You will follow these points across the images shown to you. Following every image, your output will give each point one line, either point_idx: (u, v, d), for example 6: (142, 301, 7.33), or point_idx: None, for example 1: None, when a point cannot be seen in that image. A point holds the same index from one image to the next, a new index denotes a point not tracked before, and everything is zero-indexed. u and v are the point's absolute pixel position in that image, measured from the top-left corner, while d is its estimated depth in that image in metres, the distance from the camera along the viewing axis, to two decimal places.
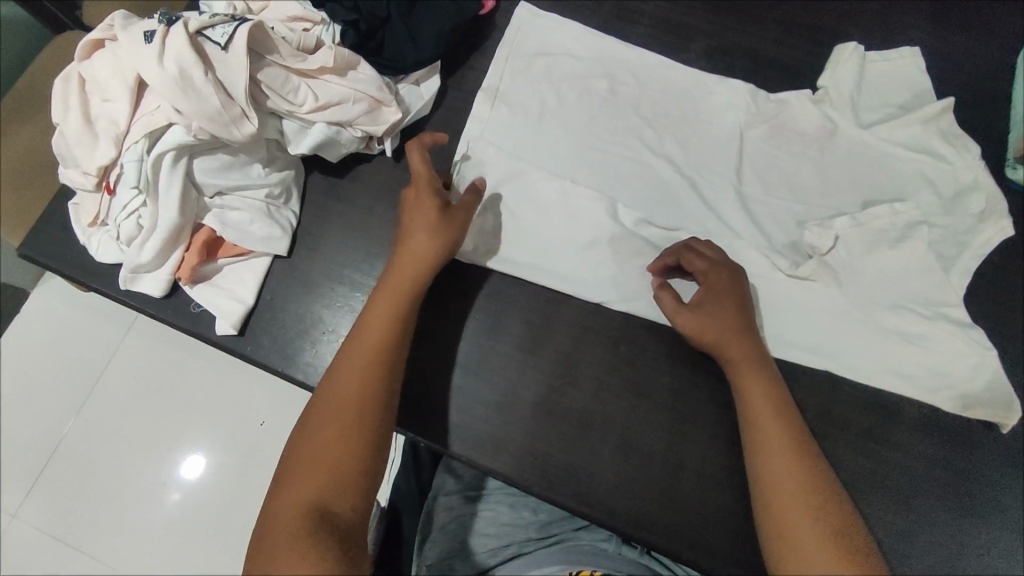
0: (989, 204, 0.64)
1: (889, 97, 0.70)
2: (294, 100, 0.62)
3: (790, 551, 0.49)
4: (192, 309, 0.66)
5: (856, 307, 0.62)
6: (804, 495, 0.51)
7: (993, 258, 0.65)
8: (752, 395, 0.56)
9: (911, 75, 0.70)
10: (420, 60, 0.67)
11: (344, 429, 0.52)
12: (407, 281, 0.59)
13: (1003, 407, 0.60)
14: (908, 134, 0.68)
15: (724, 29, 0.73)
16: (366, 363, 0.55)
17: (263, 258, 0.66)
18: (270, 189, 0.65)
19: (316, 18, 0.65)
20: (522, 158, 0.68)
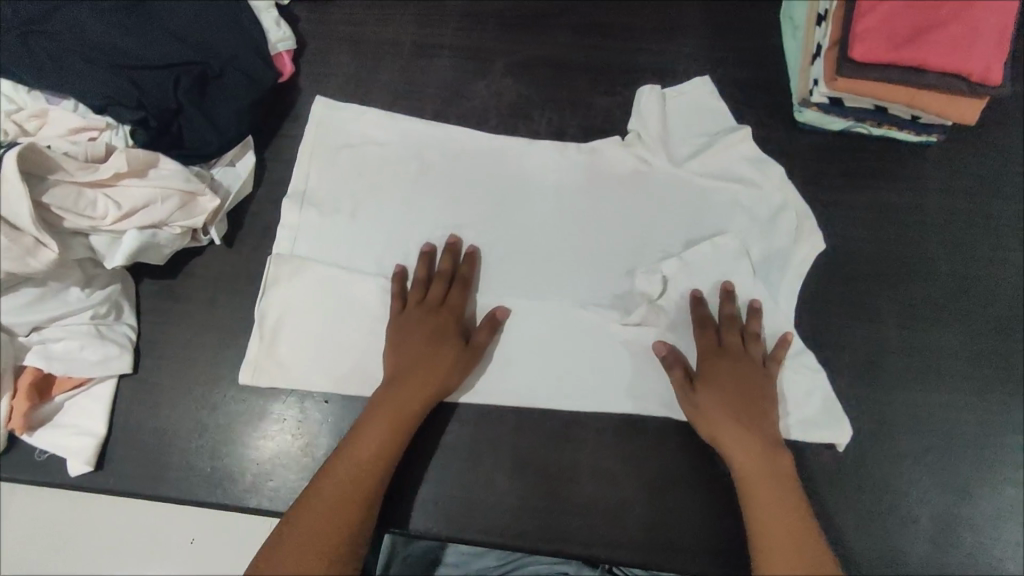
0: (800, 219, 0.68)
1: (693, 126, 0.71)
2: (94, 214, 0.59)
3: (766, 549, 0.56)
4: (37, 457, 0.61)
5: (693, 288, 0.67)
6: (772, 493, 0.57)
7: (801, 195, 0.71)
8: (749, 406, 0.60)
9: (710, 104, 0.72)
10: (227, 142, 0.66)
11: (332, 536, 0.55)
12: (415, 401, 0.60)
13: (835, 427, 0.63)
14: (709, 121, 0.72)
15: (520, 44, 0.77)
16: (377, 473, 0.58)
17: (105, 382, 0.62)
18: (94, 309, 0.61)
19: (100, 124, 0.62)
20: (344, 260, 0.66)
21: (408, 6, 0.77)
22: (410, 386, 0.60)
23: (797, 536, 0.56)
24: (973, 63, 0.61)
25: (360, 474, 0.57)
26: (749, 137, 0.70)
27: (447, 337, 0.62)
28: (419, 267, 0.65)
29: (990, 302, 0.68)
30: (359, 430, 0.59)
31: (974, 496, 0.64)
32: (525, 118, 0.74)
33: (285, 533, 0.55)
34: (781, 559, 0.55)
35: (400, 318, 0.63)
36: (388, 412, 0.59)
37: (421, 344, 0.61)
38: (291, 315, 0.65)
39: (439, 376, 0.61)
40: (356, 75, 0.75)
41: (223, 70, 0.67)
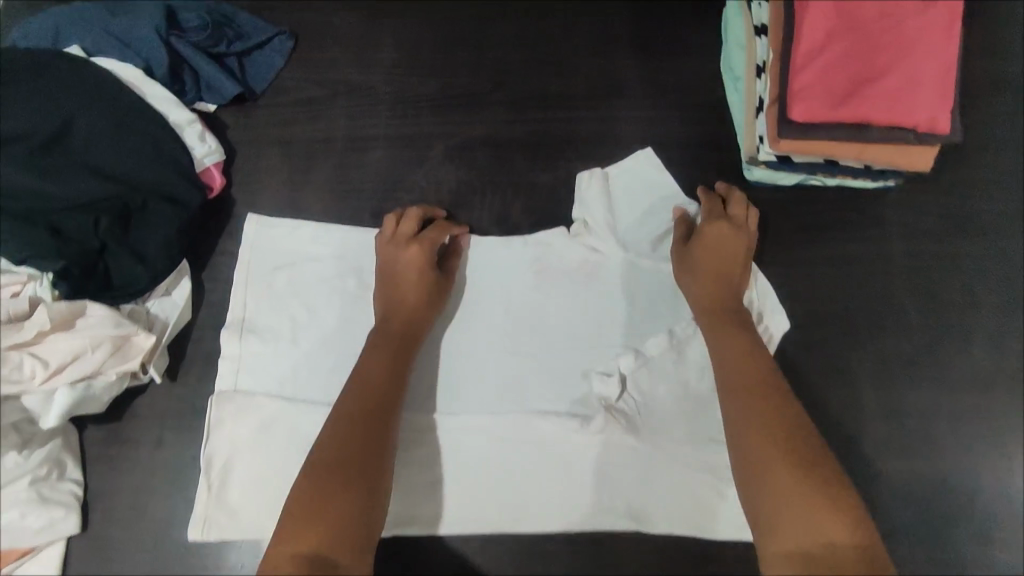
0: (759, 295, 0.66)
1: (639, 204, 0.70)
2: (22, 376, 0.57)
3: (738, 443, 0.55)
4: None
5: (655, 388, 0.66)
6: (768, 402, 0.56)
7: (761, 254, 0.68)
8: (711, 298, 0.63)
9: (652, 177, 0.71)
10: (157, 275, 0.64)
11: (348, 479, 0.53)
12: (398, 328, 0.63)
13: None
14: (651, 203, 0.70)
15: (456, 125, 0.74)
16: (371, 401, 0.58)
17: (53, 545, 0.59)
18: (34, 472, 0.58)
19: (22, 277, 0.60)
20: (288, 395, 0.64)
21: (338, 100, 0.75)
22: (397, 318, 0.63)
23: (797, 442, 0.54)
24: (916, 114, 0.58)
25: (351, 420, 0.56)
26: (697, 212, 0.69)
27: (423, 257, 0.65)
28: (391, 216, 0.67)
29: (967, 349, 0.65)
30: (362, 369, 0.60)
31: (963, 560, 0.61)
32: (468, 204, 0.71)
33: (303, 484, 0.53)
34: (754, 453, 0.54)
35: (383, 264, 0.65)
36: (381, 340, 0.62)
37: (409, 279, 0.64)
38: (235, 462, 0.62)
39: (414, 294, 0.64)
40: (290, 178, 0.73)
41: (146, 201, 0.65)
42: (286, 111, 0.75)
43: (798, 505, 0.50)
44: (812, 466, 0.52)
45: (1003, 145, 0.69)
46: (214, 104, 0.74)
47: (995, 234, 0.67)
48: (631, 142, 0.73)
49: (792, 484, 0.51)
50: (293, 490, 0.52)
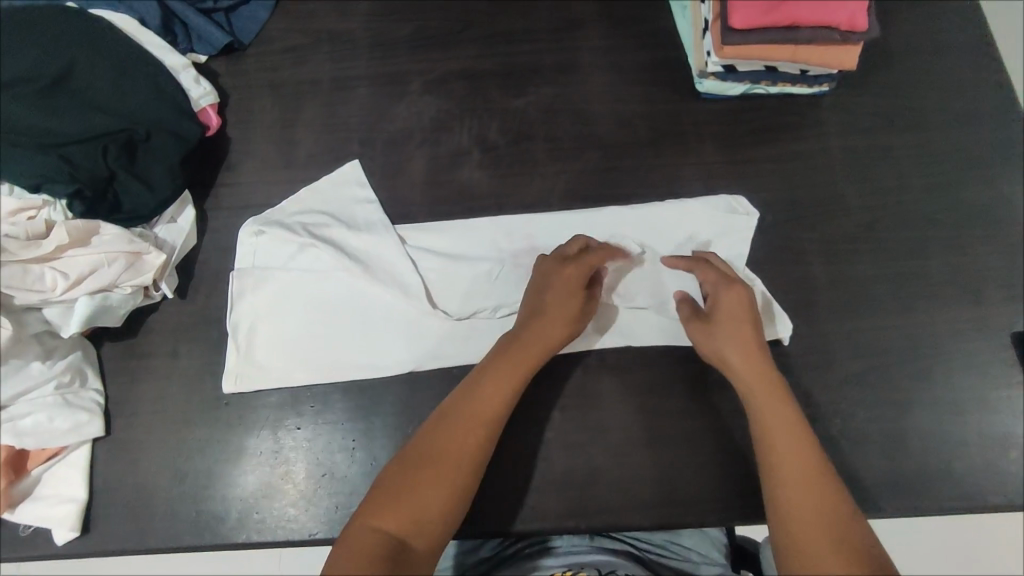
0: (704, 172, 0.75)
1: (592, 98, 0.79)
2: (43, 287, 0.62)
3: (787, 499, 0.55)
4: (23, 532, 0.62)
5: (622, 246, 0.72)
6: (796, 439, 0.57)
7: (711, 151, 0.76)
8: (753, 384, 0.60)
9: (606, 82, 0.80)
10: (163, 199, 0.69)
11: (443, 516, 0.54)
12: (539, 351, 0.61)
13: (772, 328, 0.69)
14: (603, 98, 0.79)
15: (434, 62, 0.81)
16: (504, 396, 0.59)
17: (81, 448, 0.63)
18: (58, 379, 0.63)
19: (36, 202, 0.64)
20: (298, 270, 0.69)
21: (321, 45, 0.81)
22: (542, 352, 0.61)
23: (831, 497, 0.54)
24: (837, 15, 0.67)
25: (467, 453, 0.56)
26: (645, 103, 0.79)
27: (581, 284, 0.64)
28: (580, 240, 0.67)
29: (901, 227, 0.72)
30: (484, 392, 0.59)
31: (915, 402, 0.67)
32: (448, 130, 0.77)
33: (399, 470, 0.55)
34: (808, 523, 0.53)
35: (541, 279, 0.65)
36: (518, 356, 0.61)
37: (557, 303, 0.63)
38: (260, 324, 0.68)
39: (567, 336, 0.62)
40: (280, 115, 0.78)
41: (149, 133, 0.69)
42: (273, 57, 0.81)
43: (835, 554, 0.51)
44: (840, 517, 0.53)
45: (922, 52, 0.77)
46: (204, 54, 0.80)
47: (921, 128, 0.75)
48: (594, 68, 0.80)
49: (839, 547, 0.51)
50: (382, 481, 0.55)
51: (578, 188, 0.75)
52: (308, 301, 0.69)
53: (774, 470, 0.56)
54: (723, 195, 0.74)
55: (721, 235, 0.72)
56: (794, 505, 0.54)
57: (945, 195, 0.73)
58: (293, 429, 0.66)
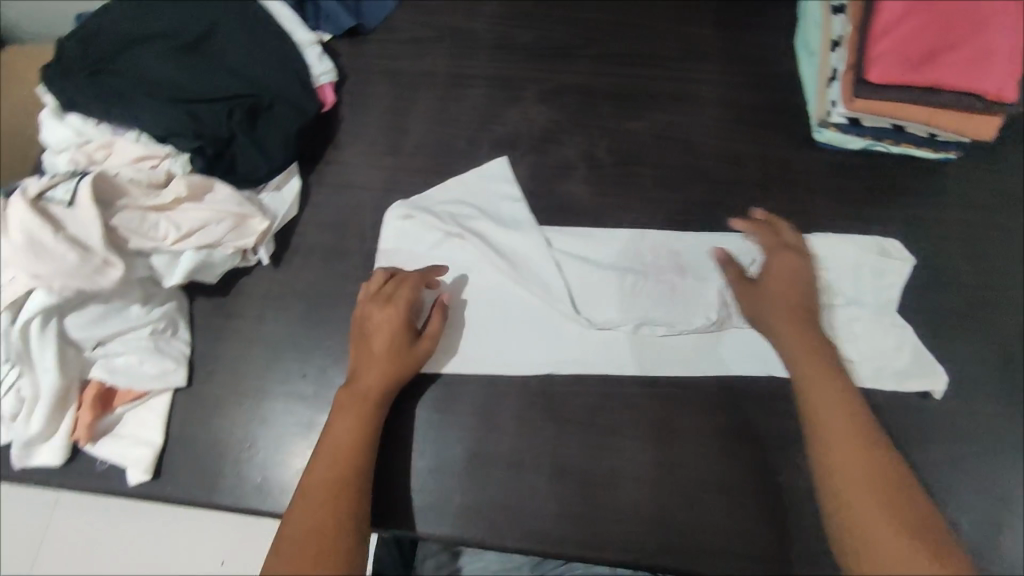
0: (821, 224, 0.73)
1: (706, 132, 0.78)
2: (156, 235, 0.63)
3: (835, 466, 0.53)
4: (97, 468, 0.63)
5: (731, 286, 0.70)
6: (849, 412, 0.56)
7: (823, 201, 0.74)
8: (805, 352, 0.60)
9: (724, 115, 0.79)
10: (274, 167, 0.70)
11: (332, 533, 0.52)
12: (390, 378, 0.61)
13: (929, 374, 0.66)
14: (719, 132, 0.78)
15: (550, 72, 0.81)
16: (358, 430, 0.59)
17: (162, 395, 0.65)
18: (153, 325, 0.65)
19: (161, 152, 0.66)
20: (432, 259, 0.71)
21: (443, 39, 0.82)
22: (362, 391, 0.61)
23: (875, 464, 0.53)
24: (984, 83, 0.65)
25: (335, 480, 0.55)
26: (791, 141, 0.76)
27: (399, 322, 0.62)
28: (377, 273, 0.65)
29: (1011, 311, 0.69)
30: (328, 432, 0.59)
31: (1008, 498, 0.64)
32: (555, 142, 0.77)
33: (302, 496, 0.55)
34: (862, 480, 0.52)
35: (361, 321, 0.63)
36: (371, 384, 0.61)
37: (378, 339, 0.62)
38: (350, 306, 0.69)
39: (399, 362, 0.62)
40: (394, 102, 0.79)
41: (273, 103, 0.71)
42: (395, 45, 0.82)
43: (886, 512, 0.50)
44: (894, 480, 0.52)
45: None
46: (329, 33, 0.81)
47: None
48: (710, 101, 0.79)
49: (897, 507, 0.50)
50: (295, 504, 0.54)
51: (679, 220, 0.74)
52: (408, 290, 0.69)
53: (820, 436, 0.55)
54: (875, 236, 0.72)
55: (866, 282, 0.70)
56: (846, 467, 0.53)
57: None
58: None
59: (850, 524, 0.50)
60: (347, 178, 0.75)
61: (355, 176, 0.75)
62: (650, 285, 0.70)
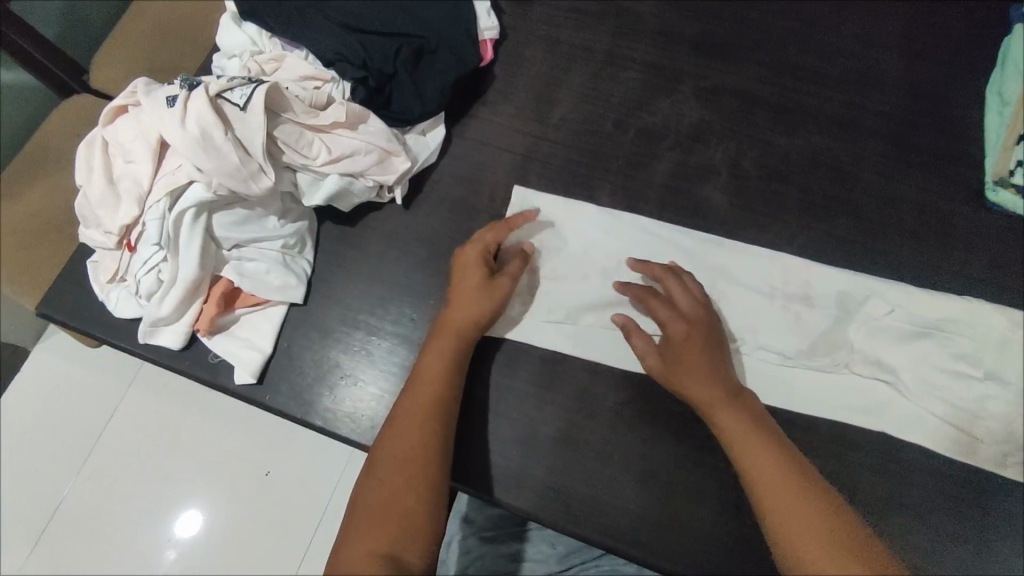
0: (971, 288, 0.68)
1: (865, 165, 0.73)
2: (308, 153, 0.65)
3: (772, 506, 0.52)
4: (210, 359, 0.66)
5: (860, 332, 0.66)
6: (767, 456, 0.54)
7: (980, 264, 0.68)
8: (710, 388, 0.59)
9: (889, 152, 0.74)
10: (426, 112, 0.70)
11: (425, 459, 0.57)
12: (464, 317, 0.63)
13: None
14: (880, 168, 0.73)
15: (710, 71, 0.78)
16: (429, 399, 0.59)
17: (279, 307, 0.67)
18: (286, 240, 0.67)
19: (326, 76, 0.68)
20: (561, 236, 0.71)
21: (607, 17, 0.80)
22: (451, 326, 0.63)
23: (814, 502, 0.52)
24: None
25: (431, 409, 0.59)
26: (953, 196, 0.71)
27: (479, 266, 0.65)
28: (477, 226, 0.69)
29: None
30: (425, 363, 0.61)
31: None
32: (702, 143, 0.75)
33: (372, 477, 0.57)
34: (798, 520, 0.51)
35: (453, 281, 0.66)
36: (448, 331, 0.63)
37: (461, 285, 0.64)
38: None
39: (476, 296, 0.63)
40: (547, 71, 0.78)
41: (438, 47, 0.72)
42: (559, 14, 0.81)
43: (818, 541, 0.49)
44: (827, 519, 0.51)
45: None
46: None
47: None
48: (875, 133, 0.74)
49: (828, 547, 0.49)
50: (365, 489, 0.56)
51: (817, 249, 0.70)
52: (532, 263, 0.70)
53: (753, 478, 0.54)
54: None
55: (1016, 362, 0.64)
56: (784, 506, 0.52)
57: None
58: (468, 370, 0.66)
59: (795, 548, 0.50)
60: (488, 136, 0.75)
61: (496, 136, 0.75)
62: (773, 309, 0.68)
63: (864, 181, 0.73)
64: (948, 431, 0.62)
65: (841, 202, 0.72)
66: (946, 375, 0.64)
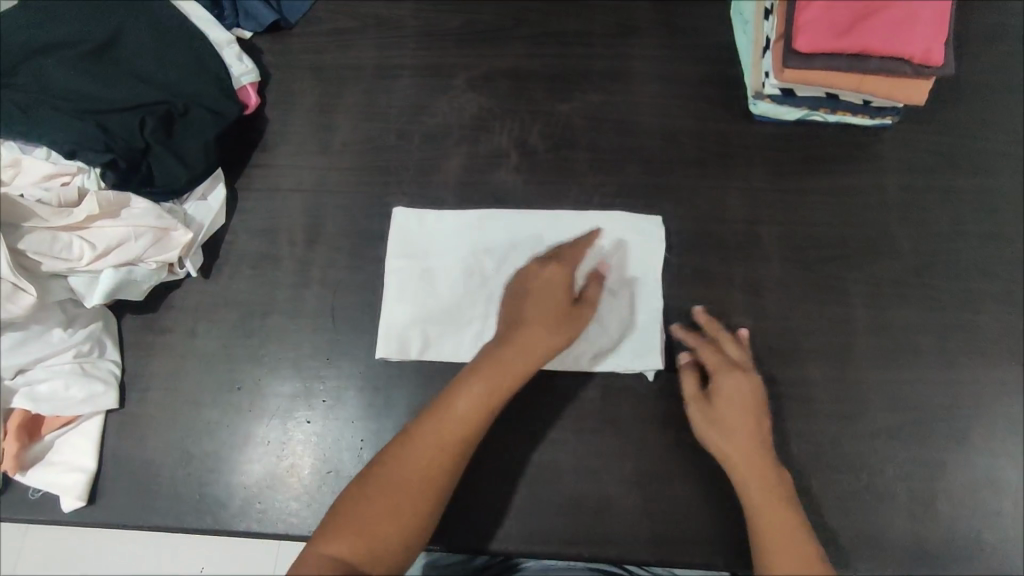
0: (757, 198, 0.71)
1: (641, 108, 0.76)
2: (69, 255, 0.61)
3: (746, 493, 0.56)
4: (31, 497, 0.62)
5: (669, 268, 0.69)
6: (764, 476, 0.56)
7: (761, 173, 0.72)
8: (745, 404, 0.58)
9: (659, 92, 0.76)
10: (195, 176, 0.68)
11: (432, 491, 0.52)
12: (482, 401, 0.55)
13: (865, 345, 0.65)
14: (654, 108, 0.76)
15: (479, 58, 0.78)
16: (454, 414, 0.54)
17: (93, 417, 0.63)
18: (78, 347, 0.63)
19: (71, 168, 0.64)
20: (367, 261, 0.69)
21: (367, 32, 0.79)
22: (465, 405, 0.54)
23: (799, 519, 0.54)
24: (912, 45, 0.62)
25: (441, 454, 0.53)
26: (722, 119, 0.75)
27: None
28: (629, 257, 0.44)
29: (954, 274, 0.67)
30: (459, 392, 0.55)
31: (952, 467, 0.62)
32: (487, 130, 0.75)
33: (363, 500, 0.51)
34: (771, 513, 0.54)
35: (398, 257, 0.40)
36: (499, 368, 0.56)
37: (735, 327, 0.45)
38: (274, 309, 0.68)
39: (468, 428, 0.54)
40: (319, 100, 0.77)
41: (187, 108, 0.69)
42: (318, 40, 0.79)
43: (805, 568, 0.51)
44: (786, 504, 0.55)
45: (993, 92, 0.73)
46: (249, 30, 0.78)
47: (984, 173, 0.70)
48: (644, 77, 0.77)
49: (787, 529, 0.53)
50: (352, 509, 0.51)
51: (615, 202, 0.72)
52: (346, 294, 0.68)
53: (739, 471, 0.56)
54: (811, 207, 0.70)
55: (800, 255, 0.69)
56: (771, 525, 0.54)
57: (1002, 247, 0.68)
58: (306, 419, 0.64)
59: (769, 527, 0.54)
60: (273, 181, 0.73)
61: (280, 179, 0.73)
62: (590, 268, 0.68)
63: (643, 125, 0.75)
64: (765, 337, 0.66)
65: (627, 150, 0.74)
66: (750, 287, 0.68)
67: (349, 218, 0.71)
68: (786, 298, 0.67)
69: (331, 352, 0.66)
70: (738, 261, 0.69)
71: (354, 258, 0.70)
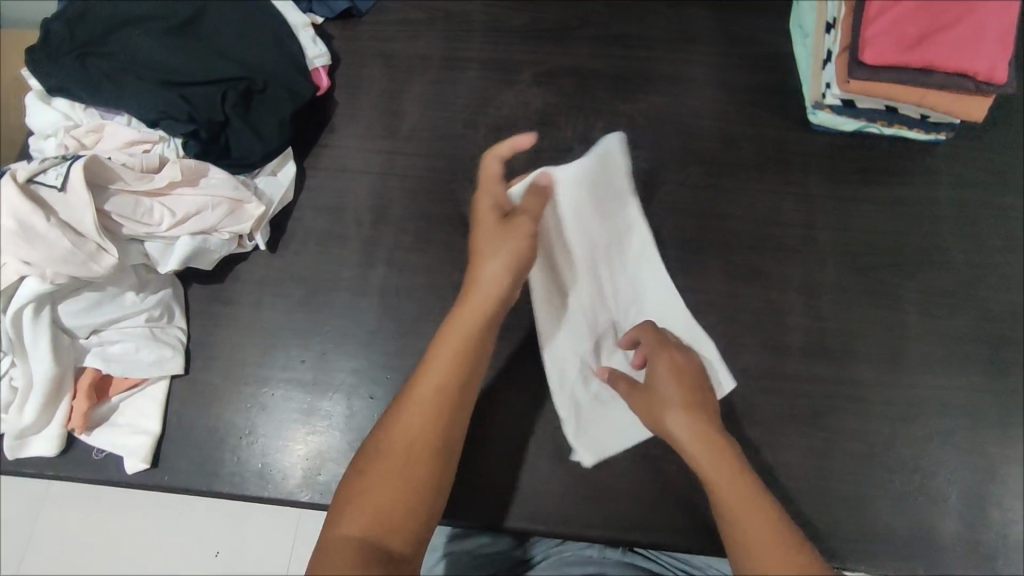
0: (814, 204, 0.73)
1: (702, 112, 0.78)
2: (150, 220, 0.62)
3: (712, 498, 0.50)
4: (95, 457, 0.63)
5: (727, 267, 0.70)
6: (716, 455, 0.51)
7: (818, 181, 0.74)
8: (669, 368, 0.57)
9: (719, 97, 0.78)
10: (269, 151, 0.69)
11: (456, 414, 0.50)
12: (475, 326, 0.52)
13: (918, 351, 0.67)
14: (714, 113, 0.78)
15: (545, 55, 0.80)
16: (467, 347, 0.52)
17: (159, 383, 0.64)
18: (150, 311, 0.64)
19: (153, 137, 0.66)
20: (432, 245, 0.71)
21: (437, 23, 0.81)
22: (462, 328, 0.52)
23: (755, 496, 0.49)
24: (975, 63, 0.64)
25: (445, 399, 0.50)
26: (781, 127, 0.77)
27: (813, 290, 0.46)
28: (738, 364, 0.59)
29: (1004, 288, 0.69)
30: (451, 325, 0.53)
31: (1002, 474, 0.63)
32: (551, 124, 0.77)
33: (369, 457, 0.48)
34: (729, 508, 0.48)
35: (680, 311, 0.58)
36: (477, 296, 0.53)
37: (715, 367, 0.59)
38: (339, 286, 0.69)
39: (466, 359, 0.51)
40: (387, 87, 0.78)
41: (265, 85, 0.70)
42: (387, 29, 0.80)
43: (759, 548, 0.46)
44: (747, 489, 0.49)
45: None
46: (322, 16, 0.80)
47: None
48: (705, 82, 0.79)
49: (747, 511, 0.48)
50: (364, 464, 0.47)
51: (676, 202, 0.73)
52: (413, 275, 0.69)
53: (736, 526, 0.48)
54: (867, 215, 0.72)
55: (856, 262, 0.70)
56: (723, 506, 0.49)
57: None
58: (371, 395, 0.65)
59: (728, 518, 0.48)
60: (340, 162, 0.74)
61: (348, 160, 0.75)
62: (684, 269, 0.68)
63: (705, 127, 0.77)
64: (821, 338, 0.67)
65: (688, 152, 0.76)
66: (806, 289, 0.69)
67: (416, 202, 0.73)
68: (842, 302, 0.69)
69: (396, 330, 0.67)
70: (795, 264, 0.70)
71: (420, 240, 0.71)
